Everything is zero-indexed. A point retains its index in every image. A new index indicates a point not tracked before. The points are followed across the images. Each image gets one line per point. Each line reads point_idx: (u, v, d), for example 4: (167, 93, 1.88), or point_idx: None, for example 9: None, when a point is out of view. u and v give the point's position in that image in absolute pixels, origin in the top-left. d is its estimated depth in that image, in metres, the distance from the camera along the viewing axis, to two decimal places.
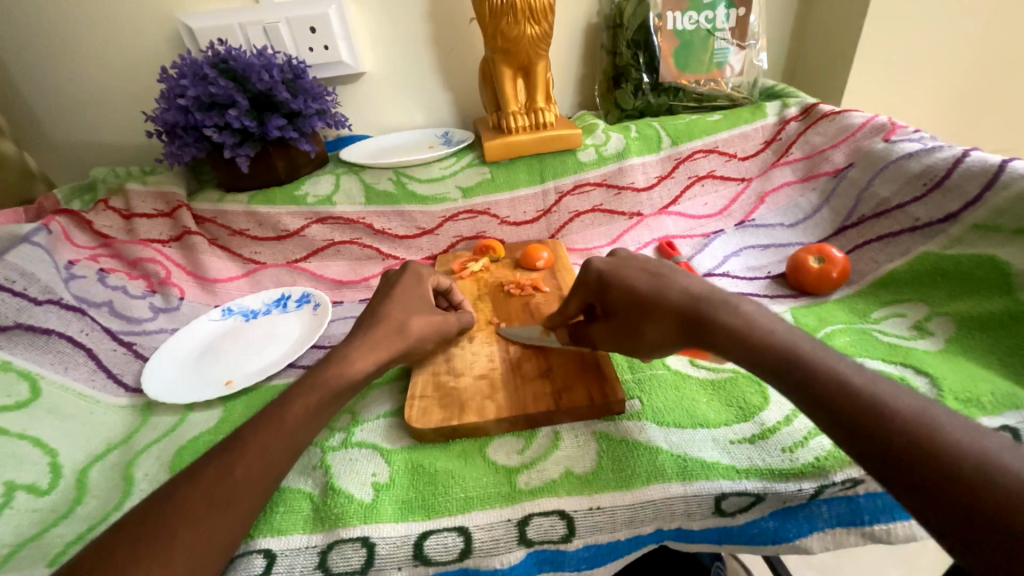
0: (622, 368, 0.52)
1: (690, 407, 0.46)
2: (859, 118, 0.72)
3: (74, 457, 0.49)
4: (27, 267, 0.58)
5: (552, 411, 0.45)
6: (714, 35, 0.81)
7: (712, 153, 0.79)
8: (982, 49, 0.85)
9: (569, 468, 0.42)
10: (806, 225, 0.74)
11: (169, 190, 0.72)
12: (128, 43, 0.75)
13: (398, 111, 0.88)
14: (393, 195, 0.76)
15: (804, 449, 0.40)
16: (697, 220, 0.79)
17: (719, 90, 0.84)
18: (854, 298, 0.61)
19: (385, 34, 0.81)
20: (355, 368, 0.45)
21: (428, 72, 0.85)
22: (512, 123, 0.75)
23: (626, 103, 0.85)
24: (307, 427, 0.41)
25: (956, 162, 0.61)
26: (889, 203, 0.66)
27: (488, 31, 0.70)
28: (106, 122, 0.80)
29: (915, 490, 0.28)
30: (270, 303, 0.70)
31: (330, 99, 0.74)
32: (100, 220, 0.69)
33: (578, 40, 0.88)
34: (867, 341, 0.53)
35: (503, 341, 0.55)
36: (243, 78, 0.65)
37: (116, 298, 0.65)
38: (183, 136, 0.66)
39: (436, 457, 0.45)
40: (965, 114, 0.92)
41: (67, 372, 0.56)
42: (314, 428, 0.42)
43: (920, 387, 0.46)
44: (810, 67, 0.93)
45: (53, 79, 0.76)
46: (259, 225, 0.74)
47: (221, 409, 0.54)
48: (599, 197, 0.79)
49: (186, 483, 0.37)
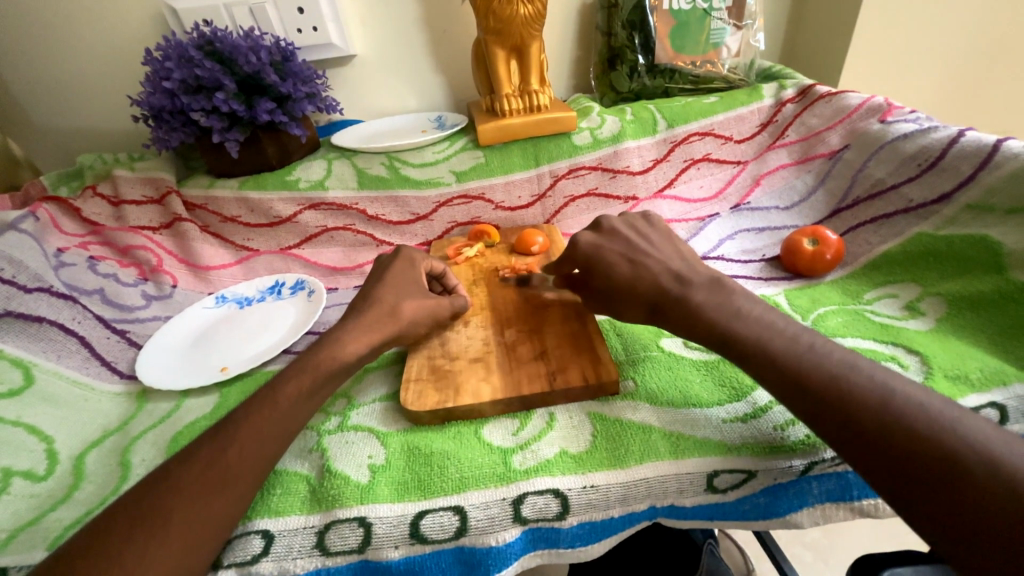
0: (617, 351, 0.52)
1: (683, 388, 0.46)
2: (855, 100, 0.72)
3: (70, 444, 0.50)
4: (16, 255, 0.58)
5: (546, 392, 0.46)
6: (711, 15, 0.80)
7: (708, 136, 0.78)
8: (980, 29, 0.84)
9: (563, 448, 0.43)
10: (801, 208, 0.73)
11: (158, 176, 0.71)
12: (111, 24, 0.73)
13: (390, 95, 0.86)
14: (386, 181, 0.75)
15: (795, 427, 0.41)
16: (693, 204, 0.79)
17: (715, 72, 0.83)
18: (847, 280, 0.61)
19: (374, 14, 0.79)
20: (348, 351, 0.45)
21: (420, 54, 0.83)
22: (506, 106, 0.74)
23: (622, 85, 0.84)
24: (301, 410, 0.41)
25: (951, 143, 0.61)
26: (884, 185, 0.66)
27: (480, 10, 0.68)
28: (91, 108, 0.78)
29: (881, 468, 0.31)
30: (264, 290, 0.70)
31: (320, 82, 0.72)
32: (88, 207, 0.68)
33: (573, 20, 0.86)
34: (860, 321, 0.54)
35: (498, 325, 0.55)
36: (230, 60, 0.64)
37: (108, 286, 0.64)
38: (170, 120, 0.65)
39: (432, 439, 0.45)
40: (962, 95, 0.92)
41: (60, 361, 0.56)
42: (309, 411, 0.42)
43: (910, 365, 0.46)
44: (808, 48, 0.91)
45: (34, 63, 0.74)
46: (251, 212, 0.73)
47: (216, 395, 0.55)
48: (594, 181, 0.78)
49: (181, 466, 0.37)
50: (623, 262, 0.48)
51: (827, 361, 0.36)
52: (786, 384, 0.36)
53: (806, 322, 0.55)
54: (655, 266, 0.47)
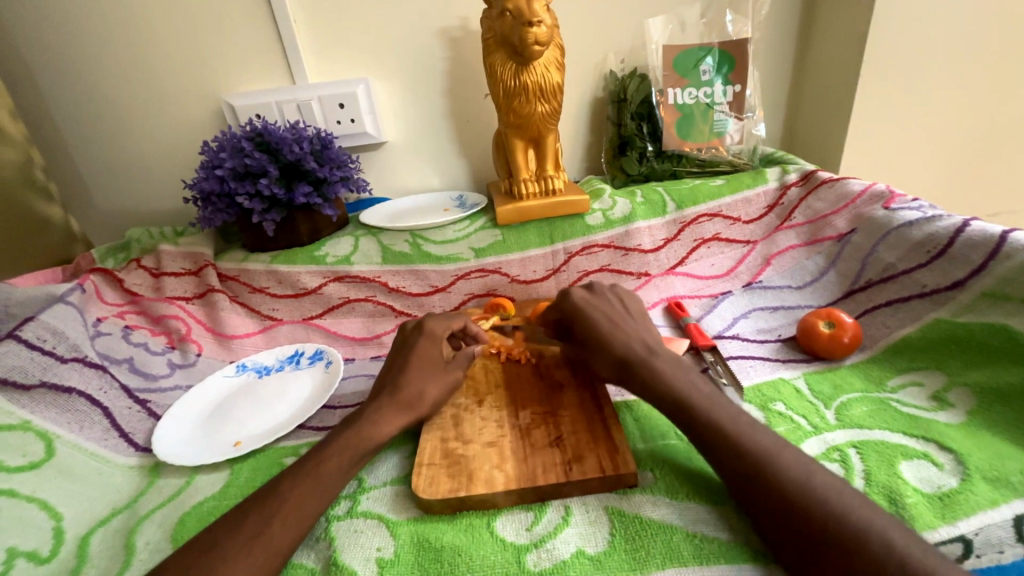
0: (630, 434, 0.52)
1: (704, 482, 0.45)
2: (858, 186, 0.75)
3: (78, 522, 0.49)
4: (59, 326, 0.60)
5: (562, 484, 0.45)
6: (713, 108, 0.86)
7: (716, 217, 0.81)
8: (968, 120, 0.89)
9: (580, 548, 0.41)
10: (814, 288, 0.75)
11: (197, 250, 0.76)
12: (176, 119, 0.83)
13: (417, 175, 0.93)
14: (408, 256, 0.79)
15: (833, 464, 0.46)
16: (704, 281, 0.81)
17: (720, 156, 0.89)
18: (868, 364, 0.61)
19: (406, 108, 0.88)
20: (350, 434, 0.47)
21: (446, 141, 0.91)
22: (523, 189, 0.79)
23: (632, 168, 0.90)
24: (322, 476, 0.44)
25: (958, 232, 0.62)
26: (895, 269, 0.67)
27: (501, 108, 0.76)
28: (147, 188, 0.87)
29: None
30: (283, 359, 0.71)
31: (354, 166, 0.79)
32: (131, 278, 0.73)
33: (586, 111, 0.94)
34: (886, 411, 0.52)
35: (512, 405, 0.55)
36: (275, 149, 0.71)
37: (137, 355, 0.67)
38: (216, 202, 0.70)
39: (442, 532, 0.43)
40: (961, 175, 0.95)
41: (82, 432, 0.57)
42: (304, 494, 0.43)
43: (944, 465, 0.44)
44: (806, 134, 0.98)
45: (105, 151, 0.83)
46: (278, 283, 0.77)
47: (227, 471, 0.54)
48: (606, 258, 0.81)
49: (209, 537, 0.39)
50: (605, 320, 0.55)
51: (819, 485, 0.38)
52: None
53: (830, 410, 0.54)
54: (653, 349, 0.52)
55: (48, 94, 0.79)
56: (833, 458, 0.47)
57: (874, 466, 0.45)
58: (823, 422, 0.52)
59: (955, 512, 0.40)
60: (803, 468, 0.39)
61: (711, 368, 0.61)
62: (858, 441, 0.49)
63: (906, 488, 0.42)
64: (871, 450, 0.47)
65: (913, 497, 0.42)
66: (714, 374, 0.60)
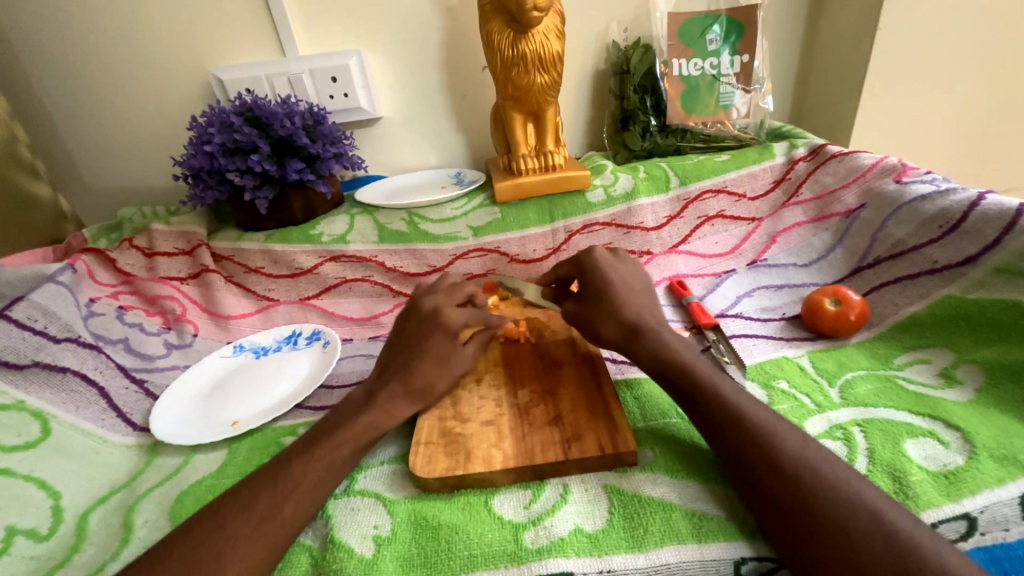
0: (629, 412, 0.51)
1: (704, 460, 0.44)
2: (868, 160, 0.72)
3: (76, 501, 0.49)
4: (51, 306, 0.60)
5: (560, 462, 0.44)
6: (719, 79, 0.83)
7: (721, 193, 0.79)
8: (987, 90, 0.86)
9: (578, 526, 0.40)
10: (820, 266, 0.73)
11: (190, 230, 0.74)
12: (162, 94, 0.80)
13: (414, 152, 0.91)
14: (405, 235, 0.77)
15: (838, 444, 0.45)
16: (708, 260, 0.79)
17: (726, 131, 0.86)
18: (874, 343, 0.59)
19: (402, 82, 0.85)
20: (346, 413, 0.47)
21: (443, 116, 0.88)
22: (522, 165, 0.77)
23: (634, 144, 0.87)
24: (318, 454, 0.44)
25: (972, 206, 0.60)
26: (905, 245, 0.65)
27: (499, 80, 0.73)
28: (138, 168, 0.85)
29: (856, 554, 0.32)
30: (281, 339, 0.71)
31: (348, 142, 0.76)
32: (123, 258, 0.72)
33: (588, 84, 0.91)
34: (891, 389, 0.51)
35: (511, 385, 0.55)
36: (266, 124, 0.68)
37: (132, 335, 0.66)
38: (206, 179, 0.68)
39: (440, 510, 0.43)
40: (977, 149, 0.92)
41: (78, 412, 0.56)
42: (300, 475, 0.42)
43: (951, 442, 0.43)
44: (816, 107, 0.94)
45: (93, 128, 0.81)
46: (273, 263, 0.76)
47: (225, 451, 0.54)
48: (608, 237, 0.79)
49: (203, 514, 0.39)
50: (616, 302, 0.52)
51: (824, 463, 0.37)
52: (764, 498, 0.36)
53: (834, 389, 0.53)
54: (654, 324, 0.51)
55: (31, 69, 0.77)
56: (837, 437, 0.46)
57: (878, 444, 0.44)
58: (827, 401, 0.51)
59: (961, 490, 0.39)
60: (807, 446, 0.38)
61: (714, 347, 0.60)
62: (863, 420, 0.48)
63: (910, 466, 0.42)
64: (875, 428, 0.46)
65: (918, 474, 0.41)
66: (717, 353, 0.59)
